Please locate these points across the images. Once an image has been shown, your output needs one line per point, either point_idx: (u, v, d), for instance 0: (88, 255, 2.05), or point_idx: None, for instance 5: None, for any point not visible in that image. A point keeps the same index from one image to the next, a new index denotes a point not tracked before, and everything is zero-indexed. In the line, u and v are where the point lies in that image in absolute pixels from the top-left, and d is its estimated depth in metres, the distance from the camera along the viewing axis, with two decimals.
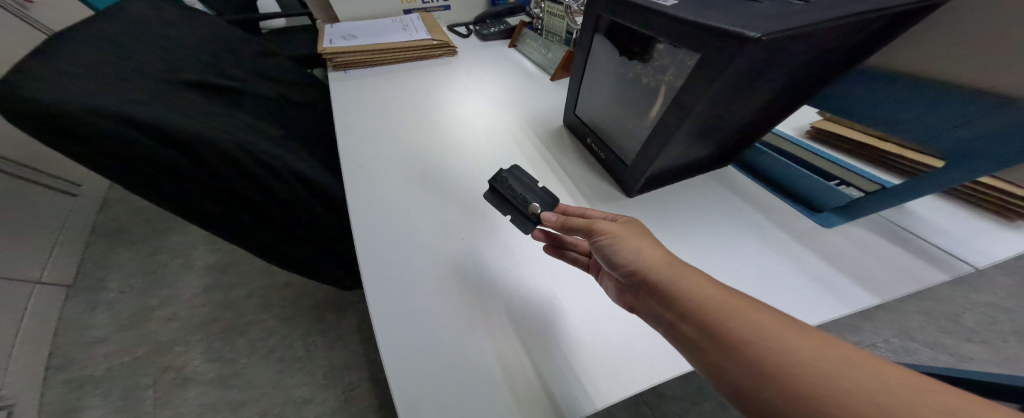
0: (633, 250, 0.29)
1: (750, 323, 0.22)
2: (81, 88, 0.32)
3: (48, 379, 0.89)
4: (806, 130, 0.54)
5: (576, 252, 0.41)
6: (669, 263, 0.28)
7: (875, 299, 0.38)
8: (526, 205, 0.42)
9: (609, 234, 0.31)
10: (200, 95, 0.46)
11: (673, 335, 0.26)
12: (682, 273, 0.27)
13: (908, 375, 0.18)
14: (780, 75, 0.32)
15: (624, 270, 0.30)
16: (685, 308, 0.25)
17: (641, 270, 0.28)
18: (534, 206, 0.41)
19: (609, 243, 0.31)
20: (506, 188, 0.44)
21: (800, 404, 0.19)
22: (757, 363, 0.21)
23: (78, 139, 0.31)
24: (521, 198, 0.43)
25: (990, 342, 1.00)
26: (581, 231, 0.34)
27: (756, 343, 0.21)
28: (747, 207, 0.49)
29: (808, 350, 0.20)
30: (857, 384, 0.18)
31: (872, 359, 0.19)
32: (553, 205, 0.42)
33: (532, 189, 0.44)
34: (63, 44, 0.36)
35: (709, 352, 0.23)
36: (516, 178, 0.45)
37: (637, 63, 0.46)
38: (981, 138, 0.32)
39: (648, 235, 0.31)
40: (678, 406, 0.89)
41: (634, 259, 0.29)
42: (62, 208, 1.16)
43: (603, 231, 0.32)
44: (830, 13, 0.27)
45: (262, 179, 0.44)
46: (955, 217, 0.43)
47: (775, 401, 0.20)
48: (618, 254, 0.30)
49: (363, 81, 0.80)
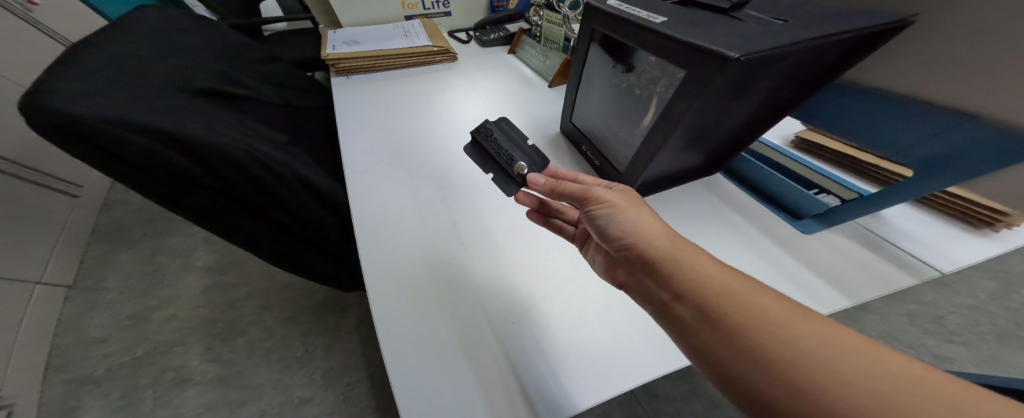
0: (632, 224, 0.32)
1: (735, 299, 0.25)
2: (101, 99, 0.34)
3: (48, 378, 0.90)
4: (791, 139, 0.56)
5: (560, 221, 0.47)
6: (665, 239, 0.30)
7: (849, 302, 0.40)
8: (512, 164, 0.49)
9: (610, 206, 0.34)
10: (208, 102, 0.48)
11: (662, 306, 0.29)
12: (676, 249, 0.30)
13: (873, 355, 0.21)
14: (762, 89, 0.34)
15: (620, 242, 0.33)
16: (677, 282, 0.28)
17: (637, 244, 0.31)
18: (518, 166, 0.48)
19: (609, 215, 0.33)
20: (494, 143, 0.51)
21: (780, 376, 0.22)
22: (741, 335, 0.24)
23: (97, 147, 0.33)
24: (508, 158, 0.49)
25: (972, 344, 1.02)
26: (579, 200, 0.36)
27: (744, 317, 0.24)
28: (732, 213, 0.51)
29: (788, 327, 0.23)
30: (833, 363, 0.21)
31: (843, 341, 0.22)
32: (541, 165, 0.49)
33: (520, 148, 0.50)
34: (81, 54, 0.37)
35: (695, 323, 0.26)
36: (504, 133, 0.52)
37: (629, 74, 0.48)
38: (941, 154, 0.34)
39: (644, 209, 0.34)
40: (669, 406, 0.91)
41: (633, 233, 0.32)
42: (63, 209, 1.17)
43: (600, 200, 0.34)
44: (806, 35, 0.29)
45: (270, 185, 0.46)
46: (928, 225, 0.45)
47: (754, 371, 0.23)
48: (615, 226, 0.33)
49: (365, 87, 0.81)
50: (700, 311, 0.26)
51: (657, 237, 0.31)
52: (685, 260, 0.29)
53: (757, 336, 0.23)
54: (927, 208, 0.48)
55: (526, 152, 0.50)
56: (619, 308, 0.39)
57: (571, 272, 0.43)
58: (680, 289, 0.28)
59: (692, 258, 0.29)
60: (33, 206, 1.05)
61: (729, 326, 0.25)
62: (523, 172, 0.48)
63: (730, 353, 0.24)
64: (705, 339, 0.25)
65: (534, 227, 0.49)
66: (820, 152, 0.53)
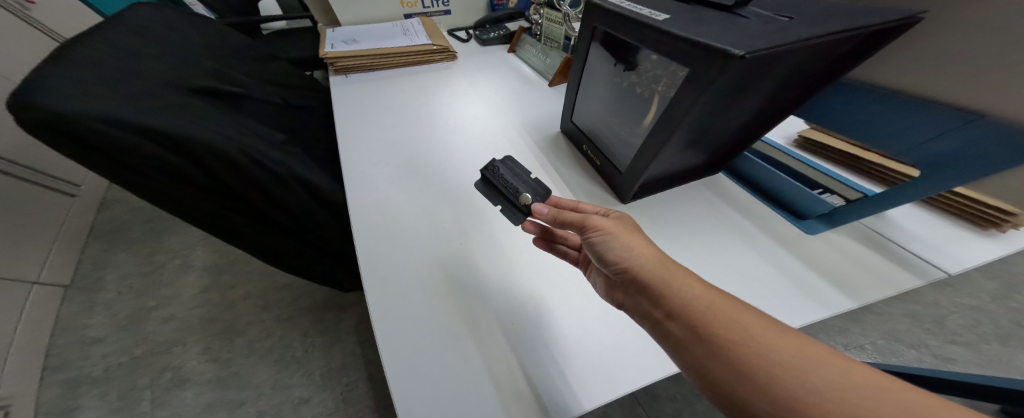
0: (625, 248, 0.31)
1: (731, 320, 0.25)
2: (93, 98, 0.33)
3: (45, 379, 0.90)
4: (794, 138, 0.56)
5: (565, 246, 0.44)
6: (660, 262, 0.29)
7: (853, 302, 0.39)
8: (516, 195, 0.45)
9: (603, 230, 0.33)
10: (204, 101, 0.47)
11: (659, 331, 0.28)
12: (671, 272, 0.29)
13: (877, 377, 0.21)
14: (765, 88, 0.33)
15: (615, 267, 0.31)
16: (670, 305, 0.27)
17: (631, 268, 0.30)
18: (524, 197, 0.44)
19: (602, 239, 0.32)
20: (497, 175, 0.48)
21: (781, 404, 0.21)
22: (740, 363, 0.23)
23: (89, 146, 0.32)
24: (512, 188, 0.46)
25: (974, 344, 1.02)
26: (574, 226, 0.35)
27: (743, 343, 0.24)
28: (735, 213, 0.51)
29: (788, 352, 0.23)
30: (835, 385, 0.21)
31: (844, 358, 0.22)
32: (545, 196, 0.45)
33: (524, 181, 0.47)
34: (73, 51, 0.37)
35: (690, 347, 0.25)
36: (509, 168, 0.49)
37: (630, 73, 0.47)
38: (949, 154, 0.34)
39: (637, 231, 0.33)
40: (670, 407, 0.91)
41: (627, 257, 0.30)
42: (61, 208, 1.16)
43: (597, 227, 0.33)
44: (811, 31, 0.28)
45: (267, 185, 0.45)
46: (932, 225, 0.45)
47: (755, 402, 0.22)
48: (611, 251, 0.31)
49: (364, 86, 0.80)
50: (697, 336, 0.25)
51: (653, 261, 0.29)
52: (679, 283, 0.28)
53: (756, 364, 0.23)
54: (931, 208, 0.47)
55: (531, 184, 0.46)
56: (621, 309, 0.39)
57: (572, 272, 0.42)
58: (674, 313, 0.27)
59: (687, 281, 0.28)
60: (30, 205, 1.05)
61: (728, 352, 0.24)
62: (528, 203, 0.44)
63: (730, 378, 0.23)
64: (705, 367, 0.24)
65: None
66: (824, 151, 0.52)
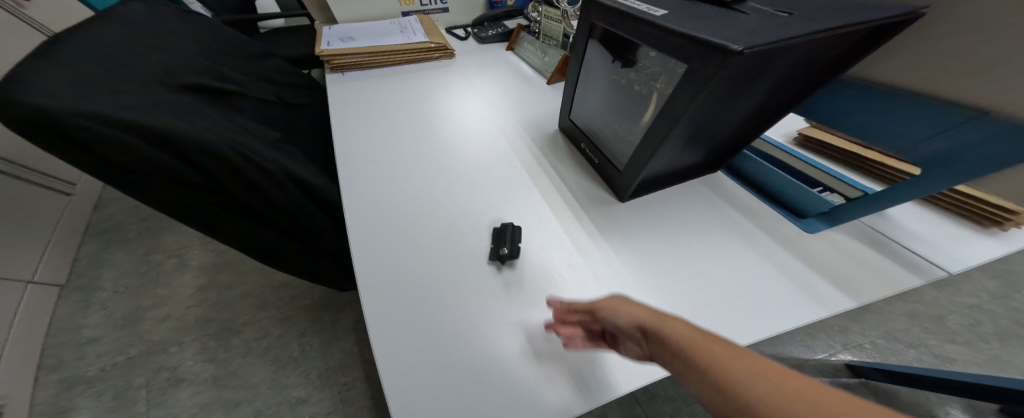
0: (631, 313, 0.28)
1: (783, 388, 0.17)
2: (78, 94, 0.33)
3: (40, 379, 0.89)
4: (794, 136, 0.56)
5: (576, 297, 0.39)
6: (670, 319, 0.25)
7: (853, 302, 0.39)
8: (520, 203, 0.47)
9: (609, 303, 0.30)
10: (196, 98, 0.47)
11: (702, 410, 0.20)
12: (687, 329, 0.24)
13: None
14: (765, 84, 0.33)
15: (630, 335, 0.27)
16: (695, 366, 0.21)
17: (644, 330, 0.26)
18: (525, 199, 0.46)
19: (608, 311, 0.29)
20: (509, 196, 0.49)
21: None
22: None
23: (73, 143, 0.32)
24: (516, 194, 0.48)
25: (974, 343, 1.02)
26: (582, 309, 0.32)
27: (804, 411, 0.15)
28: (734, 212, 0.50)
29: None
30: None
31: None
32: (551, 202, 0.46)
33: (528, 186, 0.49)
34: (58, 47, 0.36)
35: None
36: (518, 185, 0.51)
37: (628, 70, 0.47)
38: (950, 153, 0.33)
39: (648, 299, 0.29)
40: (669, 407, 0.90)
41: (632, 319, 0.27)
42: (56, 207, 1.15)
43: (602, 303, 0.31)
44: (812, 26, 0.28)
45: (259, 183, 0.44)
46: (933, 223, 0.45)
47: None
48: (619, 320, 0.28)
49: (360, 84, 0.80)
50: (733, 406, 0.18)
51: (646, 315, 0.27)
52: (700, 341, 0.22)
53: None
54: (931, 206, 0.47)
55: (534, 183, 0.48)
56: None
57: (569, 272, 0.42)
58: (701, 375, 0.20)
59: (710, 339, 0.22)
60: (26, 204, 1.04)
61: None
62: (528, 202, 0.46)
63: None
64: None
65: (532, 227, 0.48)
66: (823, 149, 0.52)
